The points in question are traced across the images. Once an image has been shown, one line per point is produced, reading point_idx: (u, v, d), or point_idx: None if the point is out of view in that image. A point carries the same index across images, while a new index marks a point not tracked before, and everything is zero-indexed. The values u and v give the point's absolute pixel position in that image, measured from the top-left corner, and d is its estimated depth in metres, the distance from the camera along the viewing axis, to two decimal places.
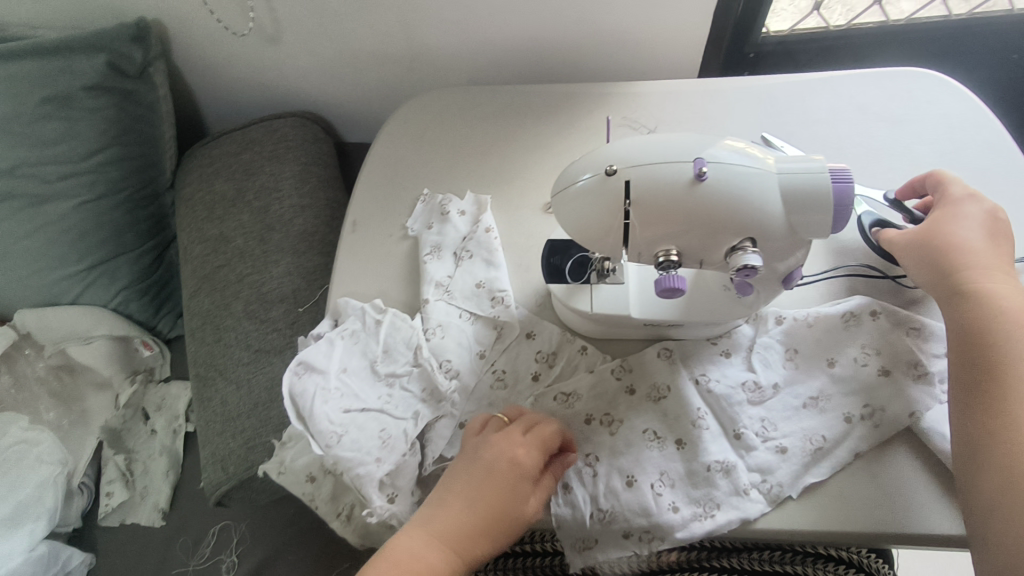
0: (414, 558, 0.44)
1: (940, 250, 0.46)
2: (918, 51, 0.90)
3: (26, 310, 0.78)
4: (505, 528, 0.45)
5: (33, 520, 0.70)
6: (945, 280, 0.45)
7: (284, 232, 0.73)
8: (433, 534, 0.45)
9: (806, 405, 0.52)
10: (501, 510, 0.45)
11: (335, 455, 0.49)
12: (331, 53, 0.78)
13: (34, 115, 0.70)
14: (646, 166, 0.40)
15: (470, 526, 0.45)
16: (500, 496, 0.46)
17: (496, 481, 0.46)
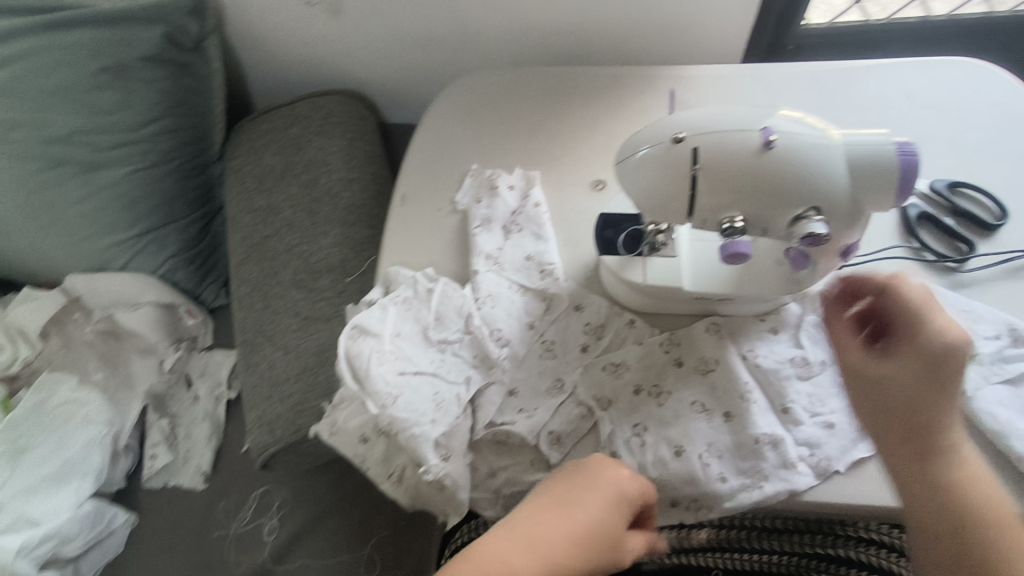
0: (495, 558, 0.38)
1: (898, 292, 0.41)
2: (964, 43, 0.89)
3: (75, 275, 0.80)
4: (595, 548, 0.40)
5: (79, 478, 0.72)
6: (887, 409, 0.40)
7: (332, 204, 0.75)
8: (525, 563, 0.38)
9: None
10: (598, 534, 0.40)
11: (391, 414, 0.51)
12: (380, 31, 0.79)
13: (87, 84, 0.69)
14: (715, 134, 0.41)
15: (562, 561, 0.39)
16: (605, 527, 0.40)
17: (607, 510, 0.41)
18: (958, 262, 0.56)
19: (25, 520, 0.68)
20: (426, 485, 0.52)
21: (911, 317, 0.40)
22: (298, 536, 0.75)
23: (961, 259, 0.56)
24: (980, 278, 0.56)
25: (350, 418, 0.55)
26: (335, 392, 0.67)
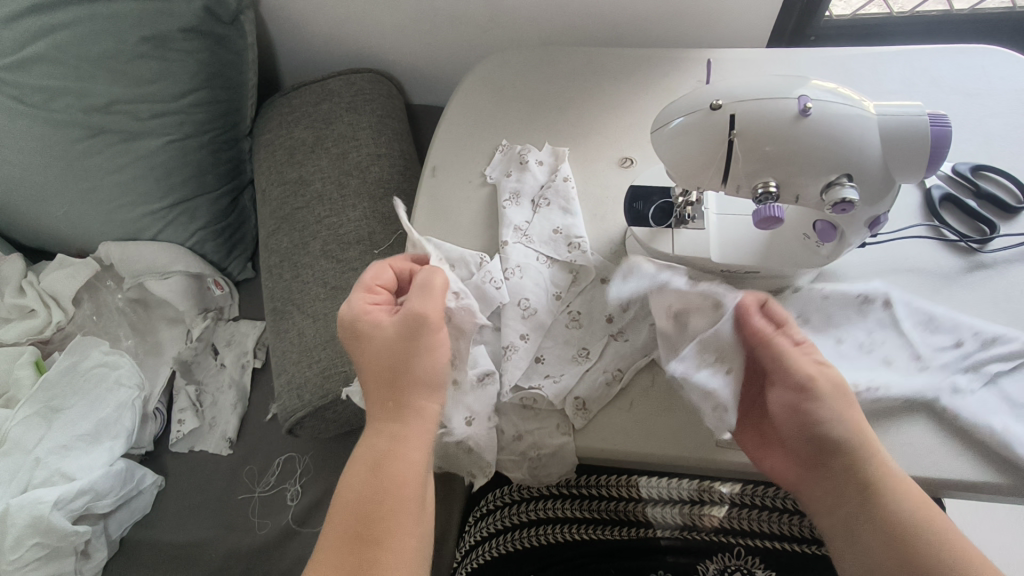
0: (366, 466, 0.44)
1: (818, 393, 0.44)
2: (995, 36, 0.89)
3: (110, 242, 0.82)
4: (398, 357, 0.46)
5: (112, 438, 0.74)
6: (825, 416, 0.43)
7: (360, 178, 0.77)
8: (386, 434, 0.44)
9: (863, 348, 0.50)
10: (399, 348, 0.46)
11: None
12: (410, 11, 0.80)
13: (130, 53, 0.71)
14: (751, 100, 0.42)
15: (399, 391, 0.45)
16: (397, 340, 0.46)
17: (385, 339, 0.46)
18: (979, 242, 0.57)
19: (61, 475, 0.70)
20: (453, 446, 0.53)
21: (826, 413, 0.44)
22: (318, 503, 0.76)
23: (982, 241, 0.57)
24: (1002, 258, 0.57)
25: None
26: (363, 358, 0.68)
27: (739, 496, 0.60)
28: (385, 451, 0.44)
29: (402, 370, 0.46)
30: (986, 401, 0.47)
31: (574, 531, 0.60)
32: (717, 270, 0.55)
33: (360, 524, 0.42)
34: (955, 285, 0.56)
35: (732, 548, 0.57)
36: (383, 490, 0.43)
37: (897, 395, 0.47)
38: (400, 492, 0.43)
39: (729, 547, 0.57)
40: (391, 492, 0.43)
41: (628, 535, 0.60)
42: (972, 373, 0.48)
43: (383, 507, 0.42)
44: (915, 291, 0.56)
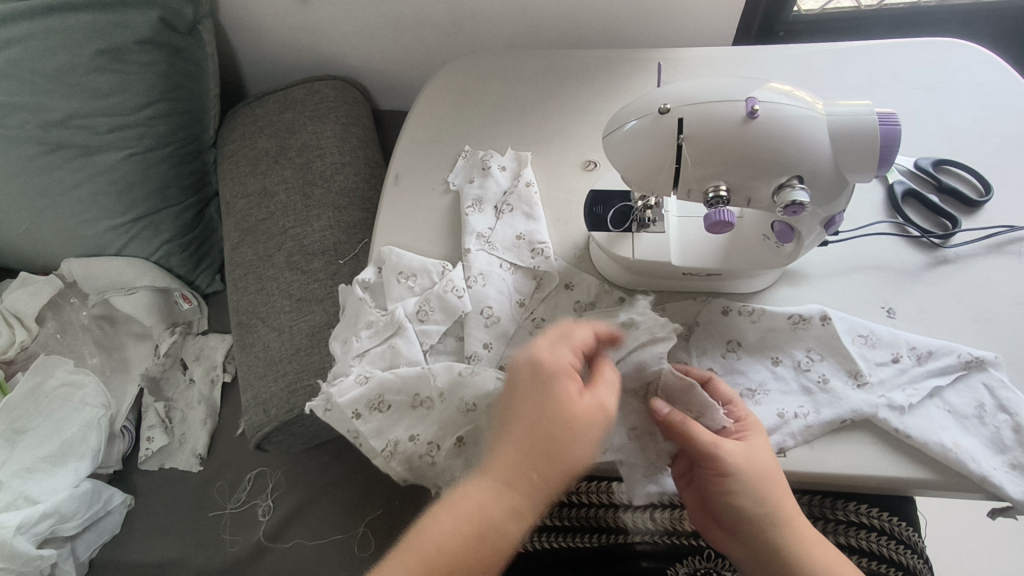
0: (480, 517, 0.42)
1: (766, 462, 0.45)
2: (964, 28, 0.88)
3: (72, 259, 0.81)
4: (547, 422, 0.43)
5: (78, 458, 0.73)
6: (779, 480, 0.45)
7: (325, 188, 0.76)
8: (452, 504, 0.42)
9: (800, 368, 0.51)
10: (540, 405, 0.44)
11: (375, 386, 0.52)
12: (372, 16, 0.79)
13: (86, 67, 0.70)
14: (699, 103, 0.42)
15: (538, 464, 0.43)
16: (545, 391, 0.44)
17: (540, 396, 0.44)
18: (941, 237, 0.57)
19: (24, 498, 0.69)
20: (414, 462, 0.52)
21: (770, 483, 0.45)
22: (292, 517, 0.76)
23: (945, 236, 0.57)
24: (964, 253, 0.56)
25: (344, 393, 0.52)
26: (329, 370, 0.68)
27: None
28: (480, 507, 0.42)
29: (565, 438, 0.43)
30: (925, 414, 0.48)
31: (545, 540, 0.57)
32: (680, 273, 0.54)
33: (467, 560, 0.41)
34: (918, 281, 0.55)
35: (704, 551, 0.55)
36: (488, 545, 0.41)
37: (830, 419, 0.48)
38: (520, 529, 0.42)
39: (700, 549, 0.55)
40: (495, 548, 0.42)
41: (600, 542, 0.57)
42: (910, 388, 0.49)
43: (496, 552, 0.42)
44: (883, 285, 0.56)
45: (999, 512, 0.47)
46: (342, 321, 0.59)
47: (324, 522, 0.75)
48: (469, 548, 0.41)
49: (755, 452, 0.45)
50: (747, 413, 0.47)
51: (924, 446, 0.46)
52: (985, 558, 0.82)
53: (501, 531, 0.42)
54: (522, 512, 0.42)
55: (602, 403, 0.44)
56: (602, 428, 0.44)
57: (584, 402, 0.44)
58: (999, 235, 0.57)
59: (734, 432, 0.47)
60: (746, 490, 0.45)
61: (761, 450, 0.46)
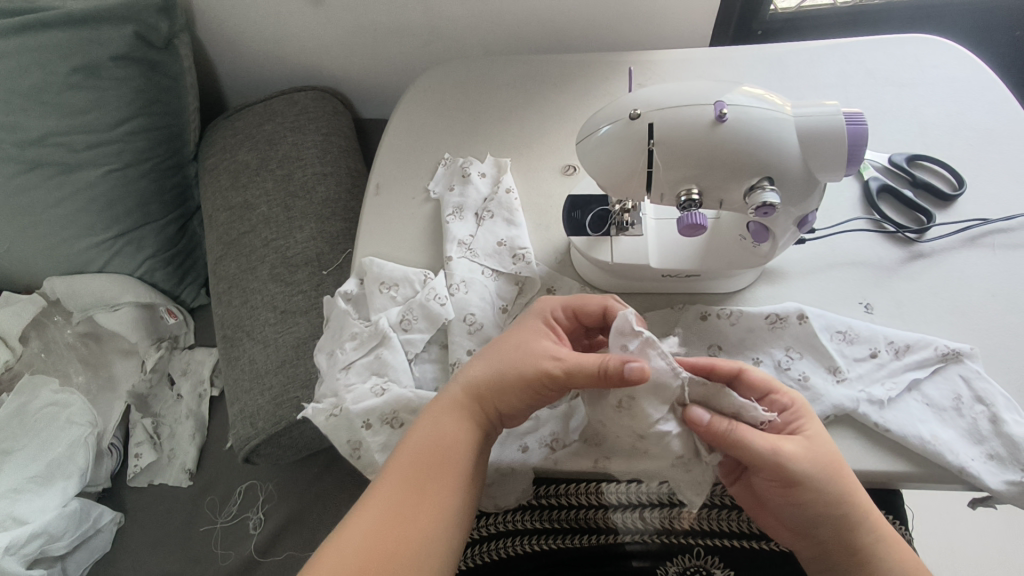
0: (434, 442, 0.43)
1: (830, 453, 0.43)
2: (942, 23, 0.88)
3: (54, 277, 0.80)
4: (510, 362, 0.45)
5: (65, 478, 0.73)
6: (847, 472, 0.43)
7: (307, 199, 0.76)
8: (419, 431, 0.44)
9: (781, 366, 0.51)
10: (511, 346, 0.46)
11: (393, 398, 0.52)
12: (349, 25, 0.79)
13: (61, 84, 0.70)
14: (669, 108, 0.43)
15: (484, 388, 0.45)
16: (520, 335, 0.47)
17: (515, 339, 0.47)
18: (916, 232, 0.57)
19: (12, 519, 0.69)
20: None
21: (841, 478, 0.43)
22: (283, 528, 0.76)
23: (920, 230, 0.57)
24: (940, 247, 0.57)
25: (358, 401, 0.51)
26: (314, 382, 0.68)
27: (712, 495, 0.56)
28: (440, 434, 0.44)
29: (512, 372, 0.44)
30: (904, 407, 0.48)
31: (537, 543, 0.56)
32: (660, 275, 0.55)
33: (409, 472, 0.42)
34: (895, 276, 0.56)
35: (692, 549, 0.54)
36: (432, 462, 0.43)
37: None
38: (460, 453, 0.43)
39: (689, 548, 0.54)
40: (436, 468, 0.43)
41: (590, 543, 0.56)
42: (889, 381, 0.49)
43: (435, 470, 0.42)
44: (861, 281, 0.56)
45: (979, 502, 0.48)
46: (326, 333, 0.58)
47: (315, 533, 0.76)
48: (413, 460, 0.43)
49: (817, 443, 0.43)
50: (796, 399, 0.45)
51: (903, 440, 0.47)
52: (972, 549, 0.83)
53: (445, 449, 0.43)
54: (464, 432, 0.44)
55: (551, 353, 0.44)
56: (540, 379, 0.43)
57: (536, 348, 0.45)
58: (974, 227, 0.57)
59: (788, 425, 0.44)
60: (822, 495, 0.42)
61: (822, 442, 0.43)
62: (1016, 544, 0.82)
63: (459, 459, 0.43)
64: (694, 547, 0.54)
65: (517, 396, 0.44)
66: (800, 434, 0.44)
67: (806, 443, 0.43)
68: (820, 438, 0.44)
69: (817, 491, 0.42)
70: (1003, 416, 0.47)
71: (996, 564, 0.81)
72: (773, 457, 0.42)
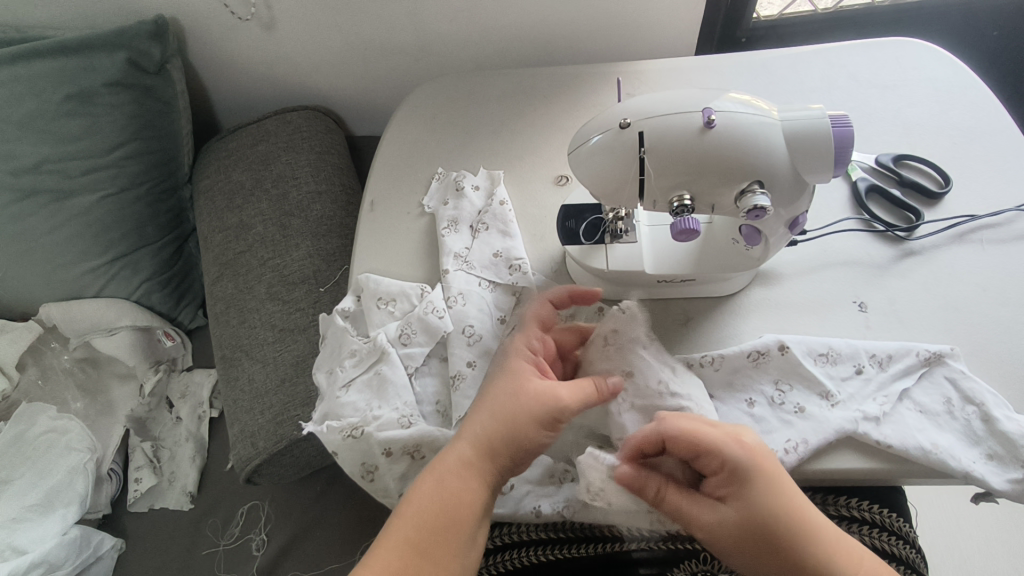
0: (447, 499, 0.41)
1: (732, 526, 0.40)
2: (921, 27, 0.90)
3: (50, 303, 0.80)
4: (517, 423, 0.43)
5: (65, 505, 0.72)
6: (760, 559, 0.40)
7: (302, 217, 0.76)
8: (433, 481, 0.42)
9: (775, 402, 0.50)
10: (520, 405, 0.44)
11: (419, 431, 0.51)
12: (340, 46, 0.80)
13: (56, 112, 0.72)
14: (658, 117, 0.43)
15: (486, 445, 0.43)
16: (524, 396, 0.44)
17: (523, 396, 0.44)
18: (906, 230, 0.58)
19: (11, 550, 0.68)
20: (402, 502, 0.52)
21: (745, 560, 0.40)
22: (287, 548, 0.76)
23: (909, 228, 0.58)
24: (929, 244, 0.58)
25: (381, 429, 0.51)
26: (314, 399, 0.68)
27: None
28: (453, 494, 0.42)
29: (518, 427, 0.43)
30: (898, 419, 0.48)
31: (543, 553, 0.55)
32: (655, 280, 0.55)
33: (415, 534, 0.41)
34: (887, 274, 0.57)
35: (699, 554, 0.54)
36: (430, 530, 0.41)
37: (817, 446, 0.47)
38: (471, 510, 0.42)
39: (695, 553, 0.54)
40: (448, 533, 0.41)
41: (595, 552, 0.56)
42: (881, 396, 0.49)
43: (434, 538, 0.40)
44: (854, 281, 0.57)
45: (980, 498, 0.48)
46: (324, 351, 0.59)
47: (319, 551, 0.76)
48: (418, 525, 0.41)
49: (714, 522, 0.41)
50: (730, 460, 0.41)
51: (905, 452, 0.46)
52: (977, 547, 0.83)
53: (452, 510, 0.41)
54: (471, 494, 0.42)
55: (546, 388, 0.44)
56: (554, 414, 0.44)
57: (531, 388, 0.44)
58: (962, 224, 0.58)
59: (722, 486, 0.41)
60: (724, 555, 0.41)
61: (727, 519, 0.40)
62: (1019, 537, 0.81)
63: (474, 519, 0.42)
64: (699, 552, 0.54)
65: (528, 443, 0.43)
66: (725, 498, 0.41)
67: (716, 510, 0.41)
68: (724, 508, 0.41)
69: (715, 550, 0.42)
70: (994, 414, 0.47)
71: (1002, 558, 0.81)
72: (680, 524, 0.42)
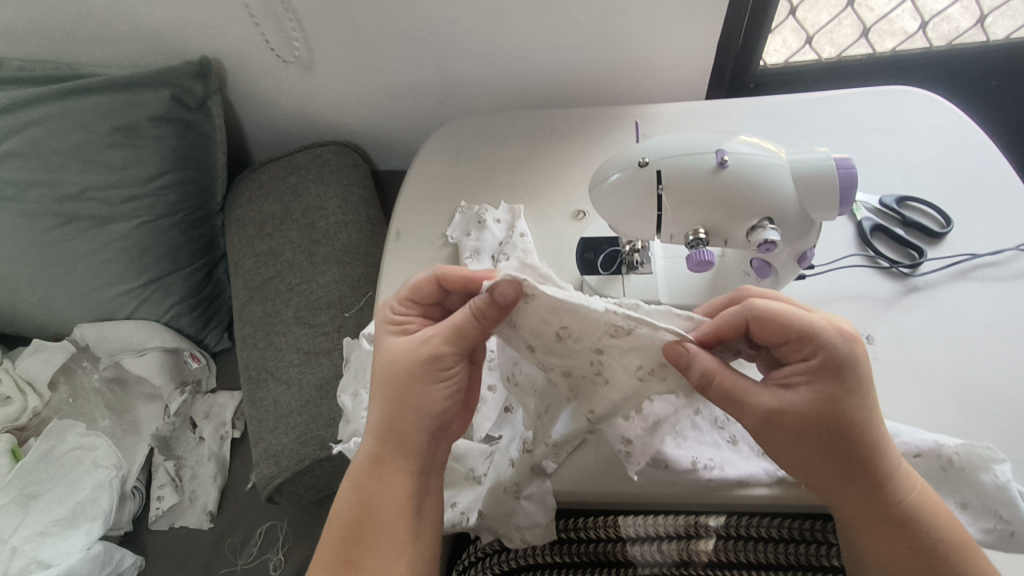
0: (358, 498, 0.46)
1: (822, 407, 0.42)
2: (921, 75, 0.94)
3: (84, 324, 0.83)
4: (390, 393, 0.46)
5: (90, 521, 0.74)
6: (827, 441, 0.42)
7: (329, 246, 0.80)
8: (346, 482, 0.47)
9: (717, 425, 0.52)
10: (389, 374, 0.47)
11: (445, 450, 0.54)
12: (369, 85, 0.85)
13: (103, 143, 0.76)
14: (674, 157, 0.47)
15: (381, 435, 0.46)
16: (392, 361, 0.47)
17: (389, 362, 0.47)
18: (909, 267, 0.61)
19: (37, 563, 0.70)
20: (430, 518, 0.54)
21: (832, 438, 0.42)
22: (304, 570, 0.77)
23: (913, 265, 0.61)
24: (932, 280, 0.60)
25: None
26: (338, 420, 0.70)
27: (732, 528, 0.55)
28: (360, 491, 0.46)
29: (393, 396, 0.46)
30: None
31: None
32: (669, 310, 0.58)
33: (344, 551, 0.45)
34: (893, 308, 0.59)
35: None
36: (351, 531, 0.45)
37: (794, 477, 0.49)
38: (381, 501, 0.45)
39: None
40: (361, 531, 0.45)
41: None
42: None
43: (355, 537, 0.45)
44: (862, 314, 0.59)
45: None
46: (349, 373, 0.61)
47: None
48: (341, 532, 0.45)
49: (791, 406, 0.43)
50: (817, 342, 0.43)
51: None
52: None
53: (367, 508, 0.45)
54: (381, 486, 0.45)
55: (403, 349, 0.47)
56: (430, 366, 0.46)
57: (400, 351, 0.47)
58: (963, 262, 0.61)
59: (798, 372, 0.44)
60: (808, 441, 0.42)
61: (805, 406, 0.42)
62: None
63: (382, 513, 0.45)
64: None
65: (408, 407, 0.46)
66: (802, 381, 0.43)
67: (797, 390, 0.43)
68: (808, 381, 0.43)
69: (798, 438, 0.43)
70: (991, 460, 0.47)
71: None
72: (755, 411, 0.43)
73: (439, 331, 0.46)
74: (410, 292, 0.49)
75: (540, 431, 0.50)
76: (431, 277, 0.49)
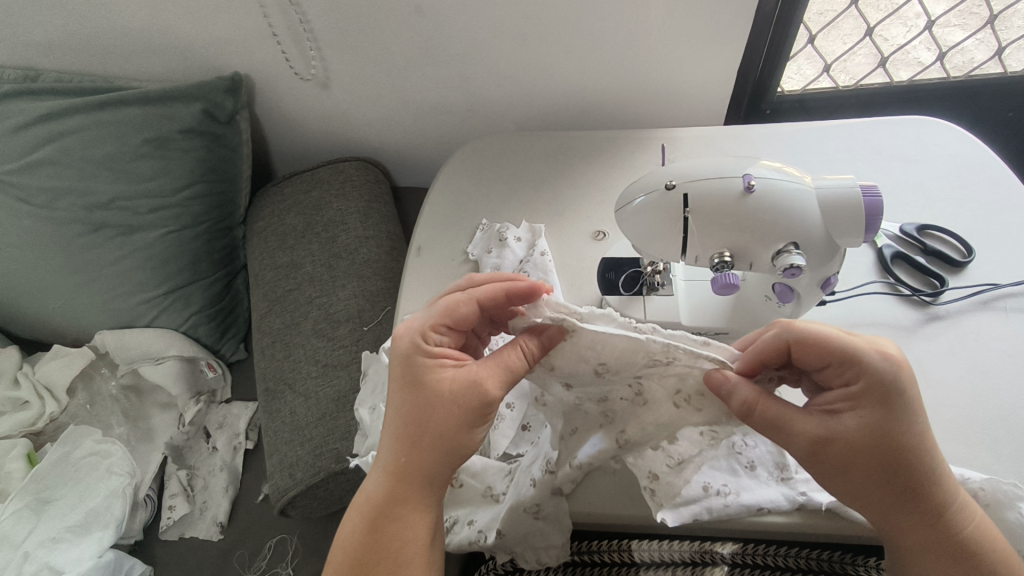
0: (374, 531, 0.44)
1: (872, 433, 0.41)
2: (939, 106, 0.95)
3: (105, 331, 0.84)
4: (433, 433, 0.43)
5: (102, 528, 0.74)
6: (876, 470, 0.41)
7: (349, 260, 0.81)
8: (359, 514, 0.45)
9: (735, 449, 0.51)
10: (431, 412, 0.44)
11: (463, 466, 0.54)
12: (393, 104, 0.87)
13: (133, 154, 0.78)
14: (701, 181, 0.47)
15: (408, 473, 0.44)
16: (434, 397, 0.44)
17: (429, 398, 0.44)
18: (930, 295, 0.61)
19: (49, 569, 0.70)
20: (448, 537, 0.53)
21: (882, 465, 0.41)
22: None
23: (934, 294, 0.61)
24: (954, 309, 0.60)
25: None
26: (354, 433, 0.70)
27: (745, 555, 0.55)
28: (378, 525, 0.44)
29: (432, 436, 0.43)
30: None
31: None
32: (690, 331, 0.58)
33: None
34: (914, 336, 0.59)
35: None
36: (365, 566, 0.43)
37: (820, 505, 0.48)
38: (401, 535, 0.44)
39: None
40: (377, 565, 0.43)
41: None
42: None
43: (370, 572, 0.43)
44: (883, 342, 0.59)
45: None
46: (368, 386, 0.61)
47: None
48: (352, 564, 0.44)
49: (840, 433, 0.41)
50: (864, 370, 0.42)
51: None
52: None
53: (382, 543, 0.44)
54: (401, 521, 0.44)
55: (446, 385, 0.44)
56: (478, 409, 0.44)
57: (445, 388, 0.44)
58: (984, 292, 0.61)
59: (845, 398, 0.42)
60: (857, 469, 0.41)
61: (852, 436, 0.41)
62: None
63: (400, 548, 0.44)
64: None
65: (450, 447, 0.44)
66: (849, 408, 0.42)
67: (844, 416, 0.42)
68: (858, 408, 0.42)
69: (846, 467, 0.41)
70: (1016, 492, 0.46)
71: None
72: (801, 436, 0.42)
73: (488, 366, 0.44)
74: (448, 317, 0.46)
75: (562, 449, 0.50)
76: (468, 302, 0.46)
